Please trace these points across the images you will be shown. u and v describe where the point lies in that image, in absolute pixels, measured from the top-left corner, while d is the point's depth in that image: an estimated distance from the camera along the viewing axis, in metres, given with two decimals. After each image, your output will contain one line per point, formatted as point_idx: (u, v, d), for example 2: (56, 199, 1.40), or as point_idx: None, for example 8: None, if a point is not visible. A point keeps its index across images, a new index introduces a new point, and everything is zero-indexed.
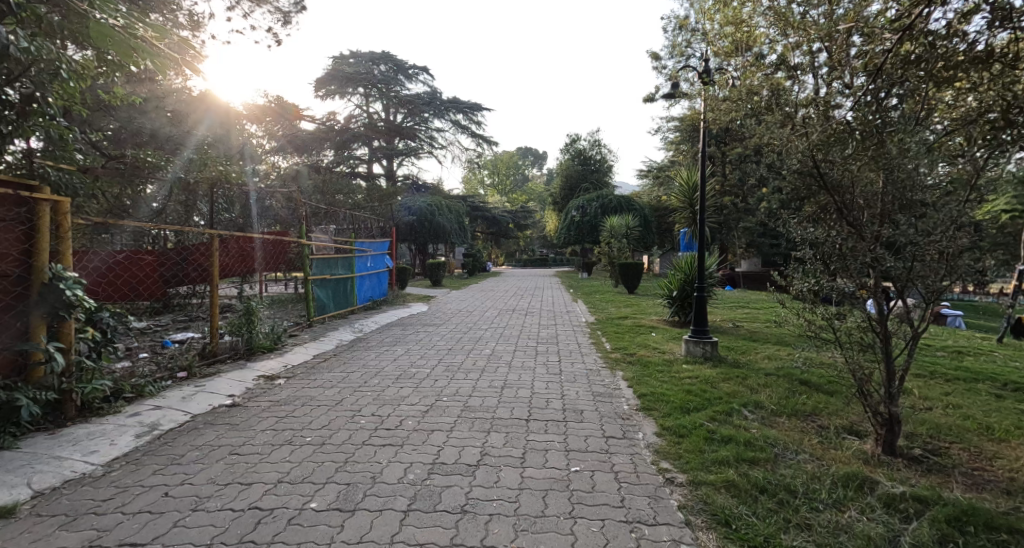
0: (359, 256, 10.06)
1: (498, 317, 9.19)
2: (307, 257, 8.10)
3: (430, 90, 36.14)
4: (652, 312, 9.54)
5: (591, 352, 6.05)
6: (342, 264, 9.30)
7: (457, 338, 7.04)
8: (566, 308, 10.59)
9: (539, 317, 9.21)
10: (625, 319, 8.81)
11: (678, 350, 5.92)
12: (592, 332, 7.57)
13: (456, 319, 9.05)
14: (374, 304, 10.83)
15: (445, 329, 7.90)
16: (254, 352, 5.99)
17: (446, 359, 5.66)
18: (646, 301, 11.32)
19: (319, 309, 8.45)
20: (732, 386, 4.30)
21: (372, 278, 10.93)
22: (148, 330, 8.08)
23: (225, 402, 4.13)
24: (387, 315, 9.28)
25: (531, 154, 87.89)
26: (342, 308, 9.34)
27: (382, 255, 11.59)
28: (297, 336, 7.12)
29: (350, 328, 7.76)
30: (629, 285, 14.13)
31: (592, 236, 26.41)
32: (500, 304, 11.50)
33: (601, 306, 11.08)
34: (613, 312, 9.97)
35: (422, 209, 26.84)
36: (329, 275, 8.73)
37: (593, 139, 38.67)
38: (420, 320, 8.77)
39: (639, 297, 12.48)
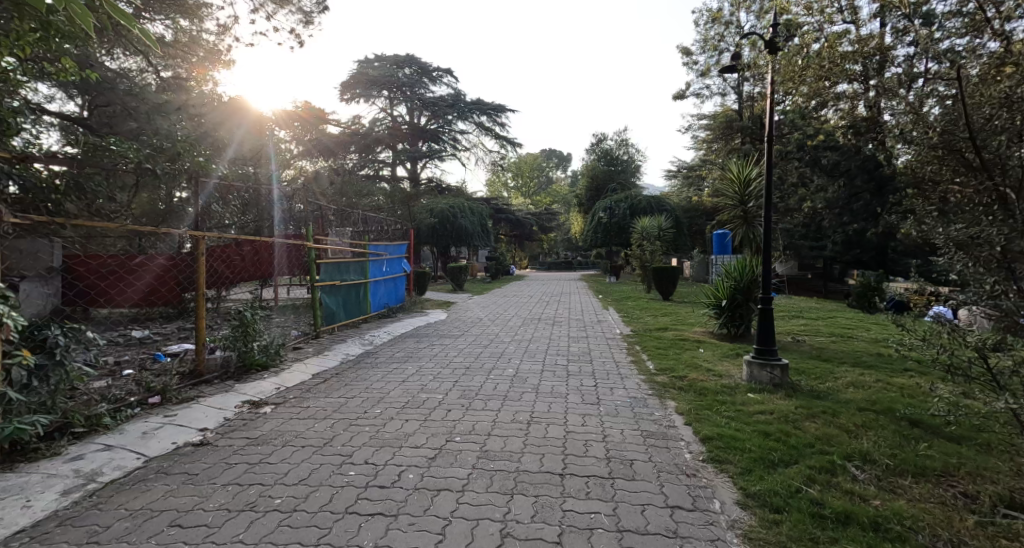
0: (373, 260, 9.38)
1: (524, 327, 8.36)
2: (315, 262, 7.42)
3: (454, 92, 35.71)
4: (695, 322, 8.59)
5: (633, 374, 5.18)
6: (355, 269, 8.59)
7: (476, 353, 6.23)
8: (598, 317, 9.70)
9: (568, 328, 8.35)
10: (665, 331, 7.89)
11: (736, 373, 5.01)
12: (629, 346, 6.69)
13: (478, 329, 8.26)
14: (390, 312, 10.16)
15: (464, 341, 7.11)
16: (248, 369, 5.29)
17: (463, 382, 4.87)
18: (685, 310, 10.33)
19: (328, 319, 7.77)
20: (822, 427, 3.40)
21: (388, 283, 10.25)
22: (147, 339, 7.54)
23: (194, 438, 3.39)
24: (403, 325, 8.53)
25: (555, 156, 87.01)
26: (355, 316, 8.67)
27: (400, 259, 10.92)
28: (300, 350, 6.43)
29: (361, 340, 7.04)
30: (664, 291, 13.15)
31: (620, 238, 25.43)
32: (525, 312, 10.67)
33: (637, 314, 10.16)
34: (650, 321, 9.04)
35: (444, 211, 26.28)
36: (340, 281, 8.03)
37: (619, 139, 37.63)
38: (437, 331, 8.00)
39: (677, 304, 11.51)
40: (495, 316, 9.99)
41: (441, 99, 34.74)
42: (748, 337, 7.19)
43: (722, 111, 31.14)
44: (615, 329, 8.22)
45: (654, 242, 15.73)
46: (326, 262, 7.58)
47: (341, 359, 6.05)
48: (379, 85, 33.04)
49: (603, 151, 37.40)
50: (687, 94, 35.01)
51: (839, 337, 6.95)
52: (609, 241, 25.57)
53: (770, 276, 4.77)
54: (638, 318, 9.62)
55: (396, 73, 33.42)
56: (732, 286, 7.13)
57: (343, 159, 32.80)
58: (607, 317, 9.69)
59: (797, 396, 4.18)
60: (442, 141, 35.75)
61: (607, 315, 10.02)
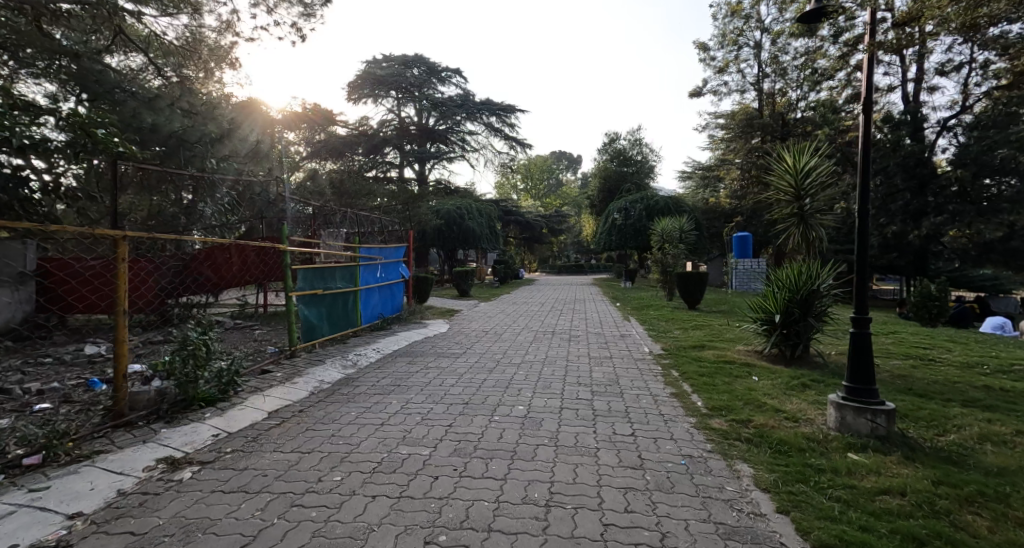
0: (365, 265, 8.32)
1: (537, 343, 7.25)
2: (290, 267, 6.31)
3: (463, 92, 34.71)
4: (737, 339, 7.42)
5: (680, 416, 4.00)
6: (343, 275, 7.54)
7: (480, 381, 5.12)
8: (622, 330, 8.55)
9: (589, 344, 7.22)
10: (703, 350, 6.70)
11: (816, 418, 3.81)
12: (666, 372, 5.51)
13: (485, 345, 7.14)
14: (386, 322, 9.12)
15: (466, 363, 5.99)
16: (192, 405, 4.16)
17: (458, 428, 3.75)
18: (720, 322, 9.17)
19: (308, 334, 6.70)
20: (1001, 530, 2.23)
21: (383, 290, 9.21)
22: (100, 357, 6.49)
23: (51, 535, 2.28)
24: (398, 341, 7.46)
25: (565, 159, 85.70)
26: (341, 329, 7.58)
27: (398, 263, 9.89)
28: (268, 375, 5.33)
29: (344, 362, 5.95)
30: (690, 299, 11.98)
31: (635, 241, 24.19)
32: (539, 323, 9.56)
33: (663, 327, 9.05)
34: (682, 337, 7.87)
35: (451, 213, 25.27)
36: (324, 290, 6.97)
37: (632, 138, 36.40)
38: (436, 348, 6.90)
39: (707, 315, 10.34)
40: (504, 328, 8.88)
41: (450, 99, 33.74)
42: (806, 359, 5.99)
43: (741, 109, 29.89)
44: (644, 346, 7.07)
45: (675, 246, 14.53)
46: (305, 268, 6.51)
47: (313, 388, 4.94)
48: (386, 85, 32.11)
49: (616, 151, 36.22)
50: (703, 92, 33.92)
51: (918, 362, 5.74)
52: (623, 244, 24.37)
53: (866, 292, 3.59)
54: (668, 331, 8.48)
55: (404, 73, 32.47)
56: (786, 299, 5.95)
57: (349, 161, 31.86)
58: (632, 331, 8.53)
59: (924, 462, 2.98)
60: (450, 142, 34.73)
61: (630, 328, 8.91)
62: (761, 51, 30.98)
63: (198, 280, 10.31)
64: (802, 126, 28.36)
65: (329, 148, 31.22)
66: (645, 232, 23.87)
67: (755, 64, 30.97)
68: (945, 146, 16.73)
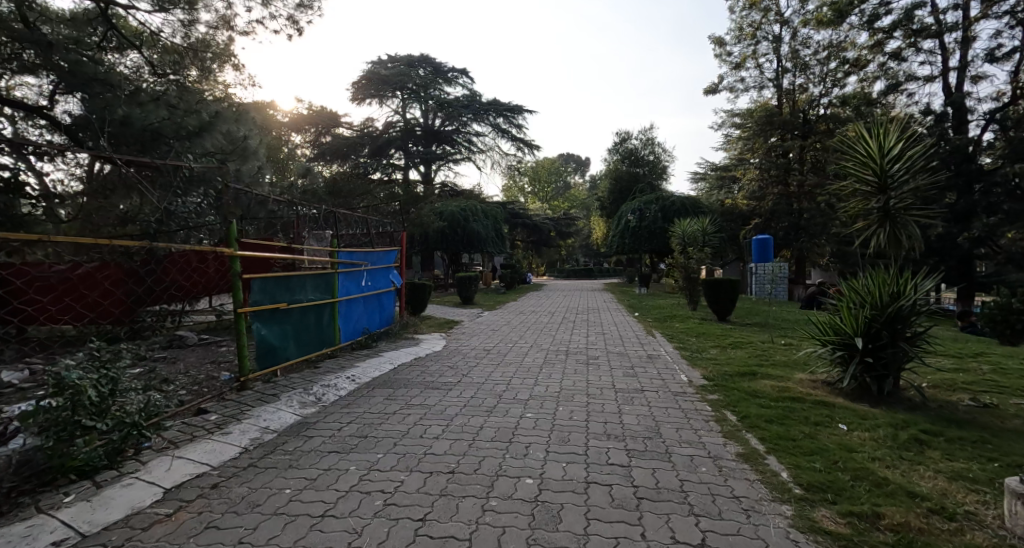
0: (345, 273, 7.09)
1: (548, 369, 5.98)
2: (239, 276, 5.03)
3: (471, 93, 33.60)
4: (793, 363, 6.08)
5: (769, 505, 2.68)
6: (314, 286, 6.29)
7: (474, 432, 3.86)
8: (650, 350, 7.22)
9: (614, 371, 5.91)
10: (758, 380, 5.35)
11: (985, 516, 2.50)
12: (722, 416, 4.19)
13: (484, 372, 5.86)
14: (373, 338, 7.88)
15: (458, 400, 4.74)
16: (59, 480, 2.90)
17: (434, 528, 2.48)
18: (761, 341, 7.81)
19: (267, 358, 5.42)
20: None
21: (370, 301, 8.00)
22: (11, 388, 5.25)
23: None
24: (382, 365, 6.21)
25: (573, 161, 84.34)
26: (313, 349, 6.31)
27: (388, 269, 8.71)
28: (198, 420, 4.06)
29: (305, 398, 4.69)
30: (718, 310, 10.65)
31: (650, 245, 22.80)
32: (549, 339, 8.28)
33: (696, 345, 7.72)
34: (723, 360, 6.53)
35: (455, 214, 24.04)
36: (287, 304, 5.70)
37: (644, 137, 35.05)
38: (426, 376, 5.63)
39: (741, 330, 9.00)
40: (508, 346, 7.61)
41: (457, 99, 32.58)
42: (897, 397, 4.65)
43: (760, 106, 28.63)
44: (684, 374, 5.74)
45: (700, 250, 13.23)
46: (260, 277, 5.26)
47: (251, 439, 3.67)
48: (391, 85, 31.01)
49: (627, 150, 34.91)
50: (719, 89, 32.87)
51: None
52: (637, 247, 22.97)
53: None
54: (703, 352, 7.14)
55: (410, 72, 31.35)
56: (869, 318, 4.67)
57: (352, 163, 30.75)
58: (661, 351, 7.20)
59: None
60: (456, 144, 33.57)
61: (657, 346, 7.59)
62: (780, 46, 29.80)
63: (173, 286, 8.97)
64: (824, 123, 27.05)
65: (330, 150, 30.11)
66: (660, 235, 22.48)
67: (774, 59, 29.90)
68: (991, 140, 15.45)
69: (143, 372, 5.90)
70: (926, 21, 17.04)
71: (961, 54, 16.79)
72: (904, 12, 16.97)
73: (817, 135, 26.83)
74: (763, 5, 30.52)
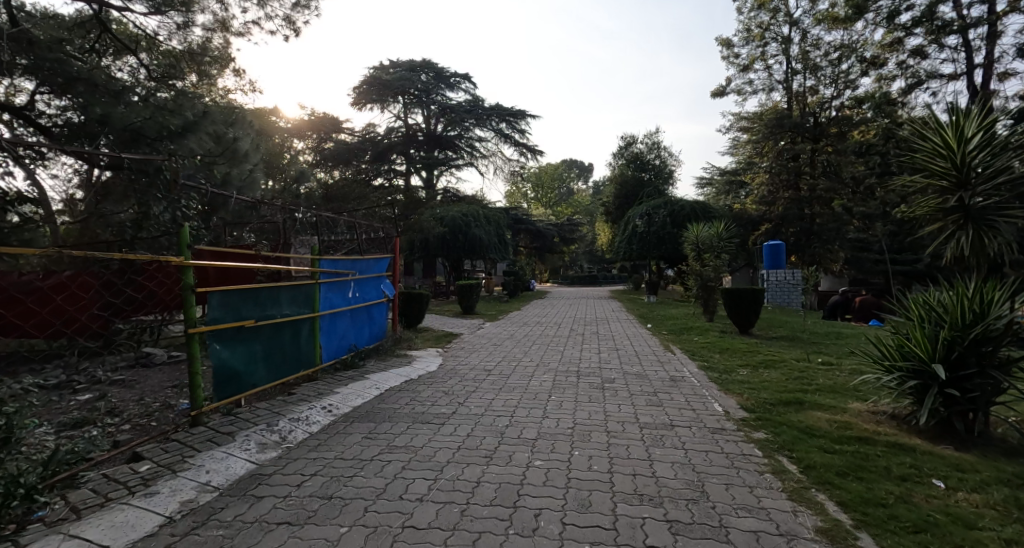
0: (327, 284, 6.31)
1: (556, 396, 5.19)
2: (192, 292, 4.20)
3: (474, 98, 32.93)
4: (842, 389, 5.25)
5: None
6: (289, 299, 5.51)
7: (468, 491, 3.05)
8: (673, 371, 6.39)
9: (635, 399, 5.09)
10: (809, 414, 4.50)
11: None
12: (779, 466, 3.35)
13: (481, 400, 5.09)
14: (362, 354, 7.09)
15: (450, 440, 3.92)
16: None
17: None
18: (794, 359, 6.99)
19: (228, 388, 4.60)
20: None
21: (358, 313, 7.24)
22: None
23: None
24: (368, 390, 5.43)
25: (576, 167, 83.68)
26: (288, 373, 5.51)
27: (380, 278, 7.98)
28: (125, 470, 3.21)
29: (267, 437, 3.86)
30: (738, 322, 9.84)
31: (658, 251, 21.98)
32: (556, 355, 7.53)
33: (721, 364, 6.90)
34: (758, 385, 5.69)
35: (457, 219, 23.31)
36: (255, 321, 4.92)
37: (650, 141, 34.26)
38: (414, 407, 4.84)
39: (768, 345, 8.19)
40: (510, 364, 6.85)
41: (459, 104, 31.91)
42: (985, 438, 3.82)
43: (769, 108, 27.92)
44: (718, 404, 4.91)
45: (716, 257, 12.40)
46: (220, 291, 4.48)
47: (181, 503, 2.83)
48: (392, 90, 30.32)
49: (632, 154, 34.13)
50: (726, 92, 32.21)
51: None
52: (646, 254, 22.16)
53: None
54: (732, 374, 6.33)
55: (411, 77, 30.68)
56: (952, 340, 3.87)
57: (353, 170, 30.06)
58: (685, 372, 6.39)
59: None
60: (458, 149, 32.91)
61: (678, 365, 6.79)
62: (789, 46, 29.11)
63: (150, 297, 8.14)
64: (837, 126, 26.29)
65: (331, 156, 29.43)
66: (670, 241, 21.67)
67: (784, 60, 29.24)
68: None
69: (93, 400, 5.11)
70: (949, 17, 16.29)
71: (986, 51, 16.04)
72: (926, 7, 16.25)
73: (829, 137, 26.08)
74: (771, 5, 29.82)
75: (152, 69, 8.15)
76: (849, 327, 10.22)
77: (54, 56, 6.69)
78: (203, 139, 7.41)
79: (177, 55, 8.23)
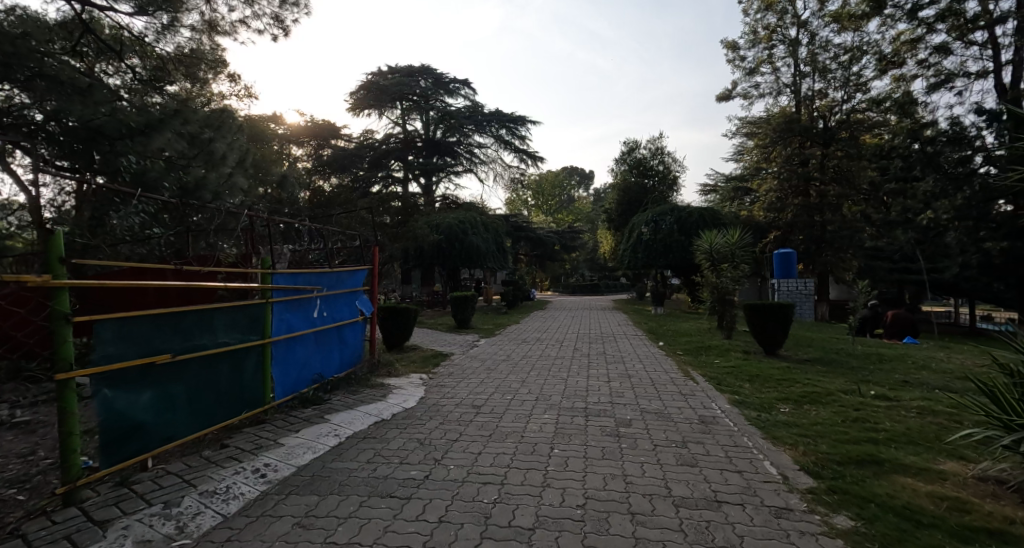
0: (281, 304, 5.22)
1: (559, 451, 4.09)
2: (67, 325, 3.07)
3: (474, 104, 32.01)
4: (921, 441, 4.13)
5: None
6: (224, 324, 4.42)
7: None
8: (703, 410, 5.25)
9: (661, 456, 3.97)
10: (893, 481, 3.40)
11: None
12: None
13: (462, 456, 3.99)
14: (329, 385, 5.99)
15: (412, 533, 2.80)
16: None
17: None
18: (842, 391, 5.87)
19: (129, 446, 3.47)
20: None
21: (324, 336, 6.16)
22: None
23: None
24: (323, 439, 4.32)
25: (576, 174, 82.68)
26: (224, 417, 4.40)
27: (353, 294, 6.93)
28: None
29: (154, 530, 2.75)
30: (763, 341, 8.76)
31: (665, 259, 20.88)
32: (556, 385, 6.45)
33: (756, 399, 5.77)
34: (811, 430, 4.56)
35: (453, 227, 22.30)
36: (172, 355, 3.81)
37: (653, 147, 33.27)
38: (374, 469, 3.73)
39: (803, 371, 7.08)
40: (500, 398, 5.78)
41: (459, 110, 31.01)
42: None
43: (778, 112, 26.98)
44: (771, 464, 3.78)
45: (733, 267, 11.31)
46: (116, 319, 3.39)
47: None
48: (390, 95, 29.39)
49: (635, 160, 33.18)
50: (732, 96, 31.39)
51: None
52: (652, 263, 21.11)
53: None
54: (772, 413, 5.20)
55: (410, 82, 29.80)
56: None
57: (351, 176, 29.07)
58: (716, 410, 5.25)
59: None
60: (458, 155, 31.95)
61: (705, 400, 5.66)
62: (797, 49, 28.25)
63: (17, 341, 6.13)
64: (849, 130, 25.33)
65: (328, 163, 28.46)
66: (678, 249, 20.59)
67: (792, 64, 28.35)
68: None
69: None
70: (974, 11, 15.38)
71: (1016, 47, 15.09)
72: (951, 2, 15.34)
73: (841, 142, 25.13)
74: (778, 7, 28.99)
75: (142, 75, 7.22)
76: (884, 347, 9.12)
77: (21, 50, 5.39)
78: (171, 138, 6.42)
79: (164, 58, 7.33)
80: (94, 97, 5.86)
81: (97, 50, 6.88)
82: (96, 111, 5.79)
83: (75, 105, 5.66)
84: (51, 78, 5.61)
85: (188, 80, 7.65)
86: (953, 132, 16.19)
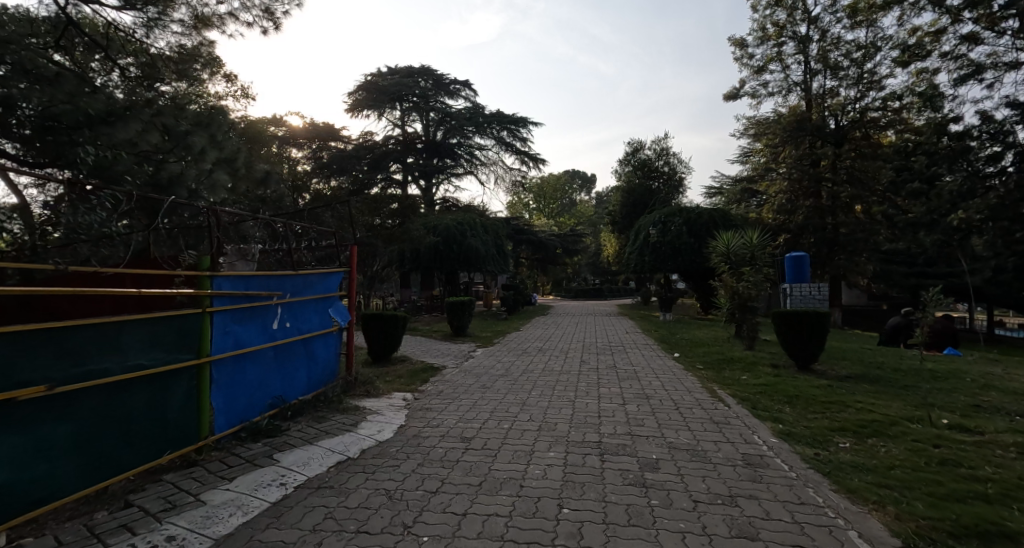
0: (224, 315, 4.23)
1: (569, 512, 3.09)
2: None
3: (475, 107, 31.01)
4: None
5: None
6: (139, 342, 3.45)
7: None
8: (746, 448, 4.26)
9: (707, 521, 2.96)
10: None
11: None
12: None
13: (442, 519, 2.99)
14: (291, 411, 5.01)
15: None
16: None
17: None
18: (909, 421, 4.86)
19: None
20: None
21: (287, 351, 5.19)
22: None
23: None
24: (261, 491, 3.33)
25: (578, 177, 81.82)
26: (138, 463, 3.43)
27: (326, 301, 5.95)
28: None
29: None
30: (795, 354, 7.79)
31: (674, 263, 19.90)
32: (561, 409, 5.46)
33: (804, 429, 4.78)
34: (890, 478, 3.57)
35: (452, 229, 21.38)
36: (50, 388, 2.84)
37: (658, 148, 32.34)
38: (319, 543, 2.73)
39: (851, 393, 6.07)
40: (494, 428, 4.80)
41: (459, 111, 30.23)
42: None
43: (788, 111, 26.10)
44: (859, 536, 2.78)
45: (754, 271, 10.34)
46: None
47: None
48: (388, 95, 28.52)
49: (639, 161, 32.28)
50: (739, 96, 30.55)
51: None
52: (660, 267, 20.13)
53: None
54: (831, 451, 4.20)
55: (409, 81, 28.96)
56: None
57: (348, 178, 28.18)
58: (762, 448, 4.26)
59: None
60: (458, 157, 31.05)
61: (745, 432, 4.67)
62: (808, 46, 27.34)
63: None
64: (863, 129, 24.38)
65: (325, 165, 27.60)
66: (687, 253, 19.62)
67: (801, 62, 27.45)
68: None
69: None
70: None
71: None
72: None
73: (855, 141, 24.20)
74: (788, 2, 28.07)
75: (136, 76, 6.30)
76: (928, 361, 8.12)
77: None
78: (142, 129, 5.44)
79: (161, 57, 6.42)
80: (65, 87, 4.98)
81: (84, 45, 6.03)
82: (59, 98, 4.87)
83: (36, 91, 4.77)
84: (19, 66, 4.78)
85: (183, 79, 6.71)
86: (982, 128, 15.23)
